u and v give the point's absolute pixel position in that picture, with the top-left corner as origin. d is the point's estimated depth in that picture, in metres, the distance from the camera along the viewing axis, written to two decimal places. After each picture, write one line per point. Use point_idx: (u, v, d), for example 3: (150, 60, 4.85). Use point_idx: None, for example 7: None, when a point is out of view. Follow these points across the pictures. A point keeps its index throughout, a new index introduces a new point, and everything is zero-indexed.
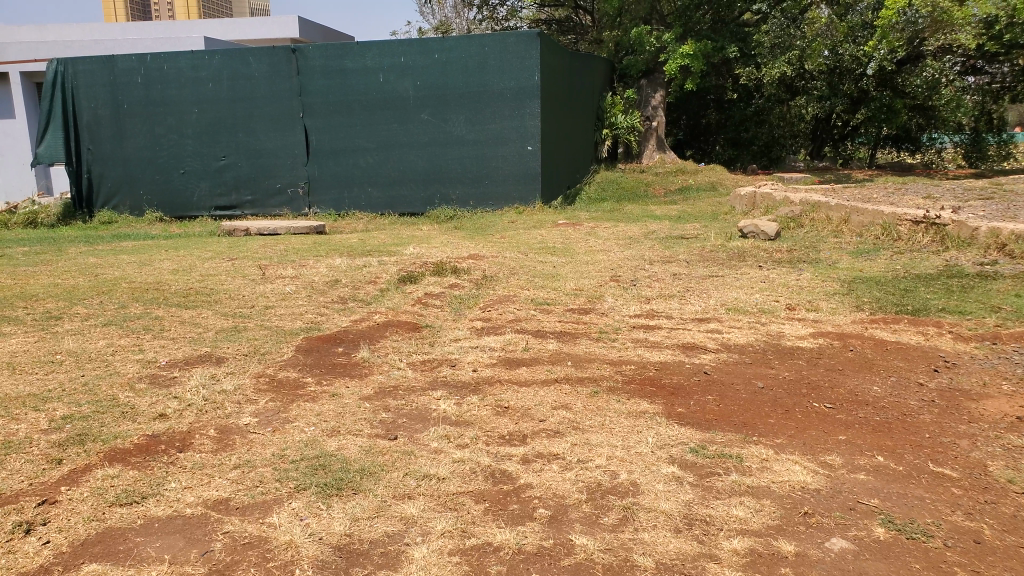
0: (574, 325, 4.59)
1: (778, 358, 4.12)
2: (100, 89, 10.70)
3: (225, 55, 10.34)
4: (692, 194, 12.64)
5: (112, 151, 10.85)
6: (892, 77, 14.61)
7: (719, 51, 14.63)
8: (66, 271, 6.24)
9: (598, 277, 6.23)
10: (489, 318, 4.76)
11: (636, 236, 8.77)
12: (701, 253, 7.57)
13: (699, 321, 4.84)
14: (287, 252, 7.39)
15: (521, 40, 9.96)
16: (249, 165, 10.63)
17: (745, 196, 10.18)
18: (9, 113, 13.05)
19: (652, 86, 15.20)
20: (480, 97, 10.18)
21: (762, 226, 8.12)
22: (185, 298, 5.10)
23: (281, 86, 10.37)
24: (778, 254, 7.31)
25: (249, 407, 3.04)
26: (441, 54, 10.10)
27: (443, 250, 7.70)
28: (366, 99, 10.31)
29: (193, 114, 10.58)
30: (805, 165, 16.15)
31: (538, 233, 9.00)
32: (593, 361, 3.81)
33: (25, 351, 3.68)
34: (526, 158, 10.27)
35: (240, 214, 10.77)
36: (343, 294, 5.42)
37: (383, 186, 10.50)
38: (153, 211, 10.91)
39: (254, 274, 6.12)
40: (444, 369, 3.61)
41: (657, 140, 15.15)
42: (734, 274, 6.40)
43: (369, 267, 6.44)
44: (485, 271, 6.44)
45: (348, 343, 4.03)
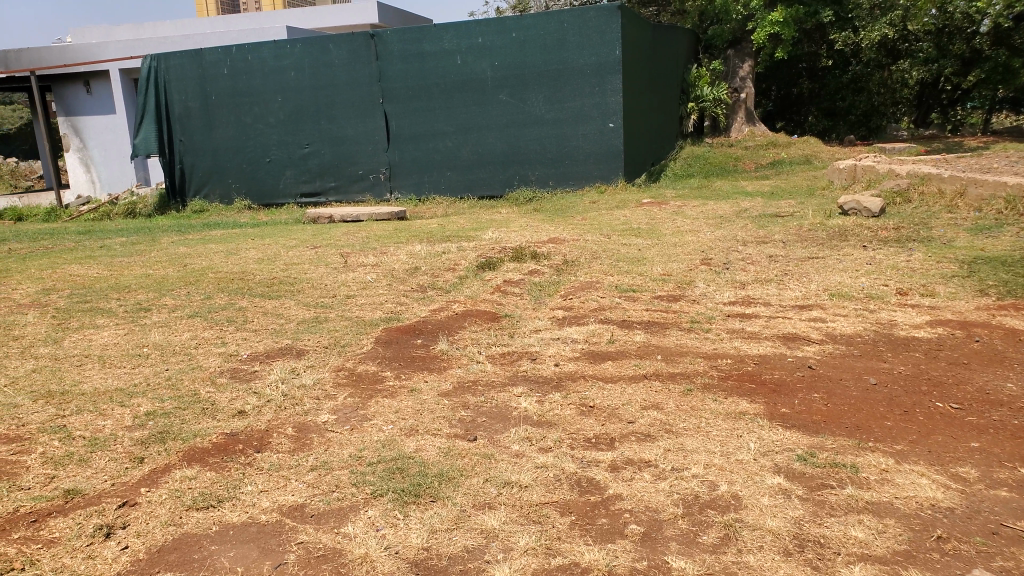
0: (660, 315, 4.36)
1: (891, 350, 3.79)
2: (190, 82, 11.03)
3: (306, 43, 10.44)
4: (784, 168, 12.02)
5: (203, 143, 11.18)
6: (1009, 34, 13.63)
7: (812, 16, 13.69)
8: (158, 261, 6.43)
9: (686, 261, 5.94)
10: (571, 307, 4.57)
11: (726, 215, 8.37)
12: (798, 232, 7.13)
13: (799, 308, 4.52)
14: (369, 238, 7.40)
15: (601, 13, 9.63)
16: (331, 152, 10.73)
17: (845, 169, 9.56)
18: (111, 109, 13.75)
19: (740, 57, 14.49)
20: (559, 74, 9.91)
21: (865, 203, 7.58)
22: (269, 288, 5.14)
23: (360, 72, 10.39)
24: (884, 232, 6.80)
25: (328, 403, 2.96)
26: (518, 33, 9.87)
27: (524, 233, 7.55)
28: (444, 81, 10.21)
29: (277, 103, 10.76)
30: (910, 134, 15.06)
31: (622, 213, 8.72)
32: (685, 356, 3.58)
33: (115, 343, 3.75)
34: (607, 136, 9.95)
35: (324, 200, 10.91)
36: (422, 282, 5.34)
37: (463, 169, 10.41)
38: (241, 199, 11.19)
39: (335, 262, 6.13)
40: (524, 363, 3.46)
41: (746, 112, 14.45)
42: (835, 255, 5.97)
43: (449, 254, 6.36)
44: (567, 256, 6.25)
45: (427, 334, 3.93)
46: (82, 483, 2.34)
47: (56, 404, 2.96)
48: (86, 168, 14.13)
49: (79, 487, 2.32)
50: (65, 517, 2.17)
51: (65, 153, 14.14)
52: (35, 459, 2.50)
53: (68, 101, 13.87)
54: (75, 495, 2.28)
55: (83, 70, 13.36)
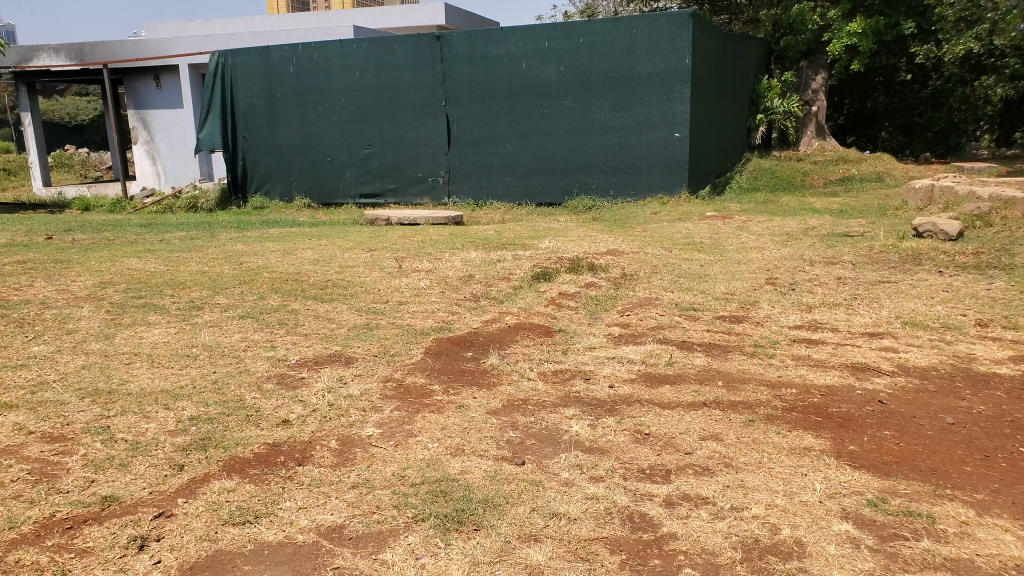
0: (721, 337, 4.20)
1: (970, 386, 3.53)
2: (257, 80, 11.24)
3: (374, 44, 10.54)
4: (854, 185, 11.60)
5: (268, 140, 11.37)
6: None
7: (892, 28, 13.37)
8: (215, 259, 6.53)
9: (750, 280, 5.73)
10: (628, 324, 4.44)
11: (792, 232, 8.08)
12: (868, 254, 6.82)
13: (869, 337, 4.29)
14: (425, 243, 7.38)
15: (671, 21, 9.48)
16: (392, 153, 10.79)
17: (920, 189, 9.14)
18: (178, 102, 14.12)
19: (813, 68, 14.17)
20: (625, 82, 9.77)
21: (942, 225, 7.21)
22: (322, 291, 5.15)
23: (425, 74, 10.44)
24: (961, 257, 6.44)
25: (374, 416, 2.91)
26: (586, 38, 9.77)
27: (581, 244, 7.42)
28: (508, 86, 10.17)
29: (342, 103, 10.88)
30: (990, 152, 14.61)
31: (683, 226, 8.51)
32: (747, 383, 3.42)
33: (165, 343, 3.83)
34: (672, 146, 9.76)
35: (383, 201, 10.98)
36: (476, 291, 5.27)
37: (522, 175, 10.34)
38: (302, 197, 11.35)
39: (390, 267, 6.12)
40: (578, 383, 3.36)
41: (817, 126, 14.14)
42: (908, 280, 5.68)
43: (504, 262, 6.28)
44: (624, 269, 6.10)
45: (478, 347, 3.84)
46: (119, 491, 2.33)
47: (101, 404, 2.99)
48: (152, 160, 14.57)
49: (117, 495, 2.31)
50: (100, 526, 2.16)
51: (134, 146, 14.61)
52: (75, 461, 2.51)
53: (138, 94, 14.35)
54: (111, 502, 2.28)
55: (154, 62, 13.83)
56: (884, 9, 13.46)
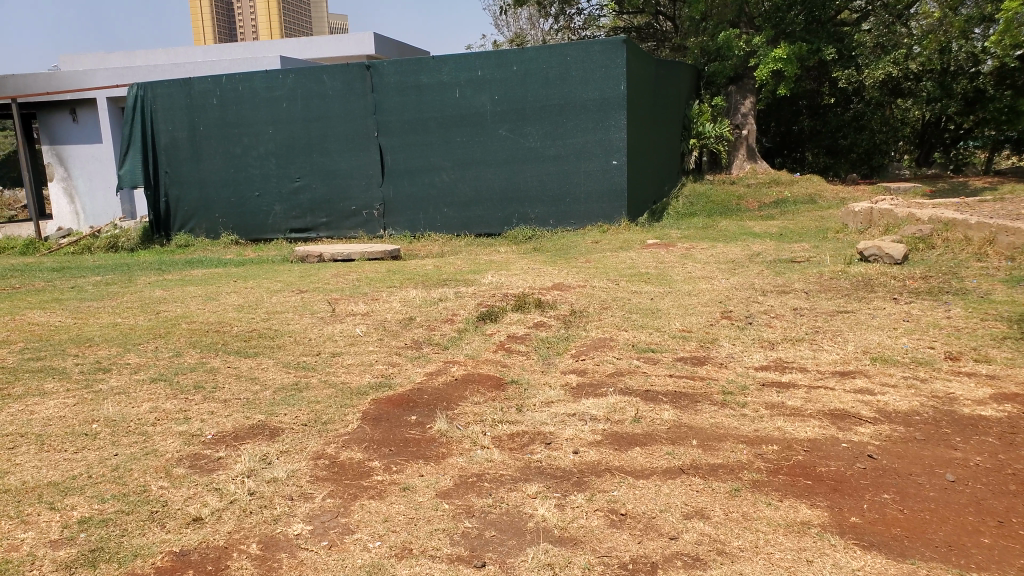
0: (686, 384, 3.83)
1: (959, 434, 3.23)
2: (177, 112, 10.61)
3: (299, 73, 10.06)
4: (790, 208, 11.62)
5: (190, 174, 10.73)
6: (1012, 74, 13.81)
7: (814, 53, 13.40)
8: (128, 307, 5.93)
9: (705, 314, 5.46)
10: (584, 371, 4.06)
11: (738, 260, 7.93)
12: (818, 281, 6.66)
13: (841, 376, 3.98)
14: (360, 281, 6.91)
15: (604, 48, 9.30)
16: (323, 186, 10.28)
17: (861, 212, 9.08)
18: (97, 138, 13.35)
19: (741, 93, 14.27)
20: (561, 110, 9.52)
21: (887, 249, 7.14)
22: (247, 343, 4.64)
23: (354, 104, 10.00)
24: (912, 283, 6.33)
25: (304, 506, 2.50)
26: (519, 66, 9.51)
27: (527, 277, 7.07)
28: (442, 115, 9.81)
29: (267, 134, 10.33)
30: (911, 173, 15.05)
31: (628, 256, 8.28)
32: (726, 440, 3.07)
33: (61, 418, 3.29)
34: (611, 174, 9.53)
35: (315, 236, 10.43)
36: (417, 337, 4.82)
37: (460, 206, 9.96)
38: (228, 233, 10.71)
39: (321, 310, 5.63)
40: (537, 450, 2.94)
41: (748, 149, 14.21)
42: (865, 309, 5.50)
43: (445, 301, 5.85)
44: (574, 305, 5.76)
45: (422, 409, 3.38)
46: None
47: None
48: (69, 199, 13.63)
49: None
50: None
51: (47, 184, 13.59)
52: None
53: (52, 130, 13.41)
54: None
55: (69, 97, 12.96)
56: (806, 36, 13.55)
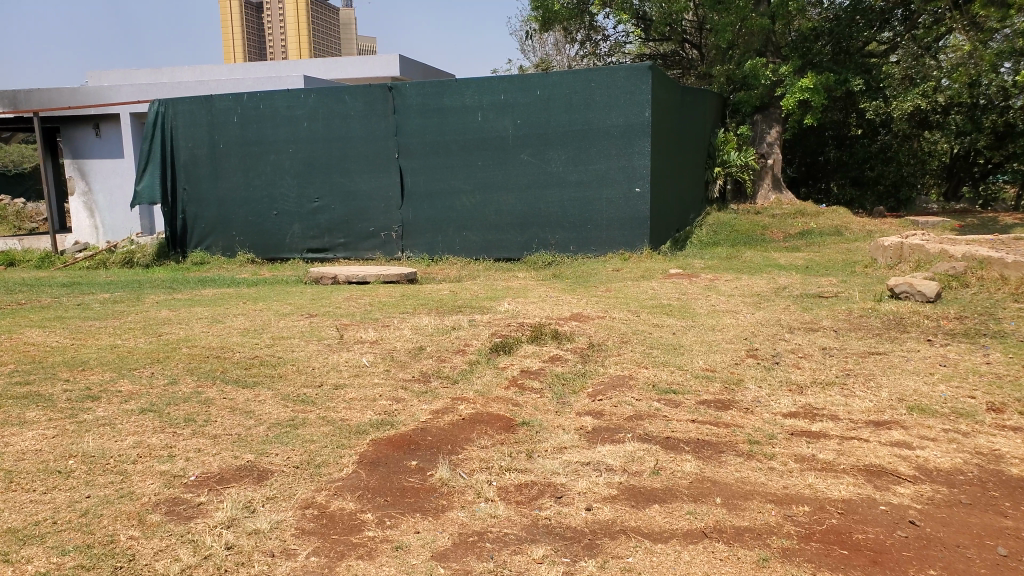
0: (710, 432, 3.60)
1: (1009, 499, 2.97)
2: (199, 130, 10.59)
3: (321, 93, 9.99)
4: (815, 238, 11.34)
5: (210, 192, 10.68)
6: None
7: (841, 84, 13.33)
8: (130, 328, 5.77)
9: (729, 352, 5.22)
10: (601, 413, 3.82)
11: (764, 293, 7.67)
12: (847, 319, 6.41)
13: (875, 427, 3.72)
14: (371, 306, 6.73)
15: (629, 75, 9.15)
16: (342, 207, 10.17)
17: (890, 247, 8.78)
18: (119, 152, 13.35)
19: (767, 122, 14.04)
20: (583, 135, 9.36)
21: (919, 286, 6.85)
22: (247, 372, 4.46)
23: (376, 126, 9.91)
24: (946, 323, 6.05)
25: (286, 565, 2.30)
26: (542, 91, 9.38)
27: (543, 305, 6.87)
28: (463, 138, 9.69)
29: (288, 153, 10.26)
30: (939, 207, 14.63)
31: (650, 286, 8.05)
32: (752, 499, 2.84)
33: (36, 451, 3.12)
34: (633, 202, 9.32)
35: (332, 256, 10.31)
36: (426, 369, 4.61)
37: (479, 229, 9.80)
38: (246, 252, 10.62)
39: (329, 337, 5.45)
40: (546, 506, 2.73)
41: (773, 178, 14.03)
42: (898, 351, 5.24)
43: (459, 330, 5.66)
44: (592, 337, 5.55)
45: (424, 453, 3.18)
46: None
47: None
48: (90, 213, 13.66)
49: None
50: None
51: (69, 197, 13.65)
52: None
53: (75, 143, 13.46)
54: None
55: (93, 111, 13.00)
56: (833, 66, 13.56)
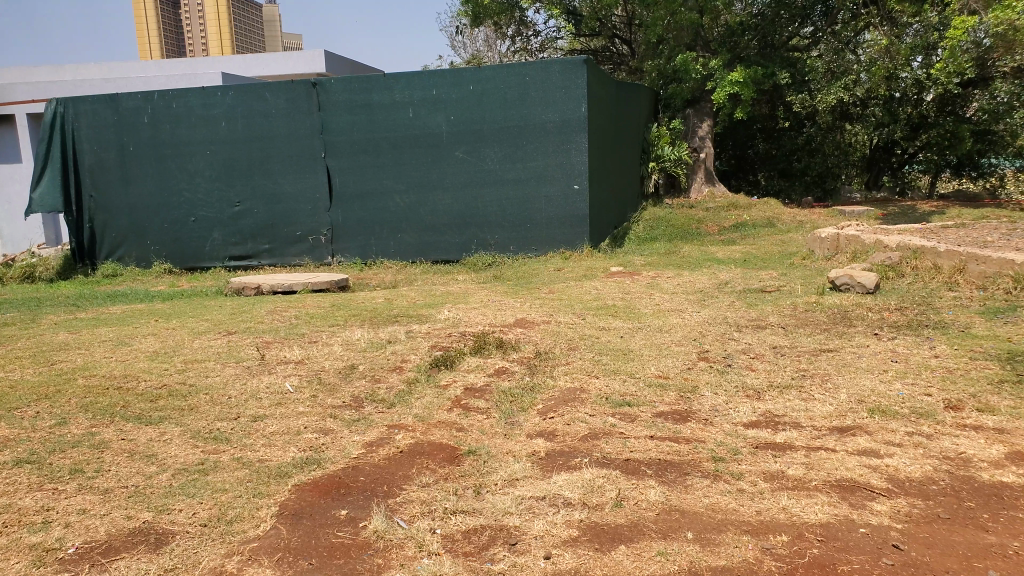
0: (671, 451, 3.33)
1: (986, 510, 2.74)
2: (106, 132, 9.81)
3: (240, 91, 9.38)
4: (748, 231, 11.34)
5: (121, 198, 9.92)
6: (953, 101, 13.88)
7: (768, 77, 13.61)
8: (21, 357, 5.15)
9: (680, 356, 4.99)
10: (553, 435, 3.50)
11: (705, 289, 7.50)
12: (793, 314, 6.28)
13: (840, 434, 3.51)
14: (298, 320, 6.24)
15: (565, 68, 8.86)
16: (267, 211, 9.58)
17: (827, 239, 8.79)
18: (16, 157, 12.32)
19: (698, 116, 14.04)
20: (519, 131, 9.05)
21: (858, 277, 6.83)
22: (153, 405, 3.96)
23: (300, 124, 9.35)
24: (890, 315, 5.97)
25: None
26: (476, 86, 9.02)
27: (483, 312, 6.53)
28: (393, 135, 9.24)
29: (206, 156, 9.61)
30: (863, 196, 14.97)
31: (591, 285, 7.79)
32: (724, 530, 2.56)
33: None
34: (572, 199, 9.06)
35: (256, 264, 9.71)
36: (359, 392, 4.19)
37: (413, 231, 9.37)
38: (163, 262, 9.92)
39: (249, 358, 4.96)
40: (499, 558, 2.42)
41: (706, 172, 14.01)
42: (849, 348, 5.12)
43: (395, 344, 5.25)
44: (539, 345, 5.23)
45: (355, 500, 2.82)
46: None
47: None
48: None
49: None
50: None
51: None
52: None
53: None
54: None
55: None
56: (760, 60, 13.78)
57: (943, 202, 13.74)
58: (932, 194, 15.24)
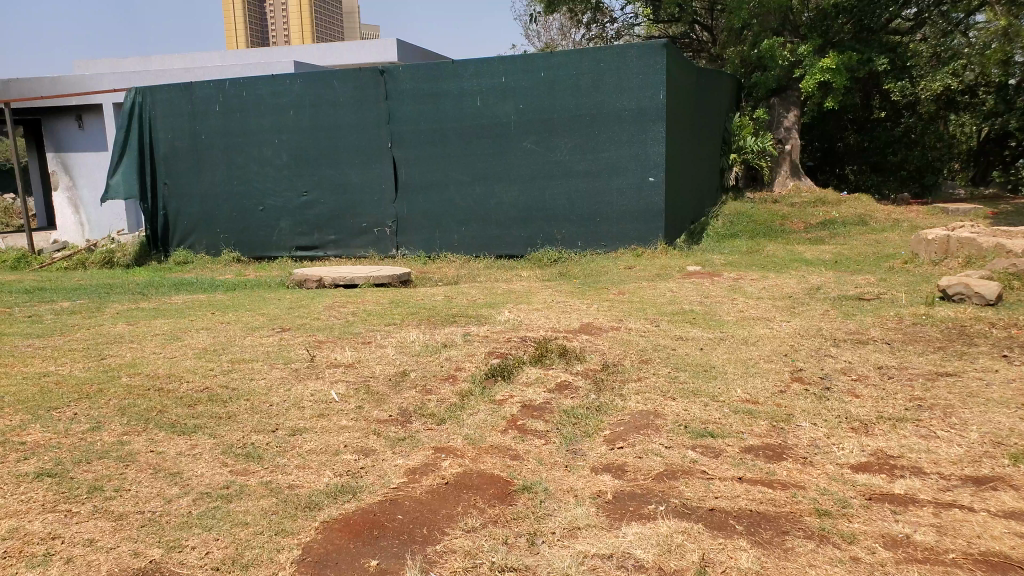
0: (766, 500, 2.79)
1: None
2: (181, 120, 9.79)
3: (308, 79, 9.18)
4: (838, 229, 10.47)
5: (193, 186, 9.90)
6: None
7: (864, 64, 12.48)
8: (69, 349, 4.95)
9: (770, 376, 4.40)
10: (623, 471, 3.03)
11: (796, 295, 6.83)
12: (898, 328, 5.56)
13: (977, 488, 2.93)
14: (354, 317, 5.91)
15: (640, 55, 8.28)
16: (333, 201, 9.37)
17: (935, 240, 7.93)
18: (101, 144, 12.58)
19: (784, 106, 13.15)
20: (591, 121, 8.51)
21: (976, 287, 6.06)
22: (189, 412, 3.68)
23: (367, 113, 9.09)
24: (1016, 332, 5.23)
25: None
26: (546, 73, 8.54)
27: (549, 314, 6.05)
28: (461, 126, 8.86)
29: (275, 145, 9.46)
30: (967, 194, 13.82)
31: (666, 287, 7.22)
32: None
33: None
34: (646, 193, 8.47)
35: (322, 254, 9.52)
36: (407, 405, 3.78)
37: (479, 224, 8.98)
38: (231, 251, 9.85)
39: (297, 359, 4.64)
40: None
41: (792, 165, 13.13)
42: (972, 372, 4.44)
43: (451, 348, 4.83)
44: (607, 356, 4.73)
45: (386, 546, 2.42)
46: None
47: None
48: (75, 209, 12.88)
49: None
50: None
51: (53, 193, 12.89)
52: None
53: (56, 136, 12.70)
54: None
55: (76, 102, 12.19)
56: (855, 44, 12.70)
57: None
58: None
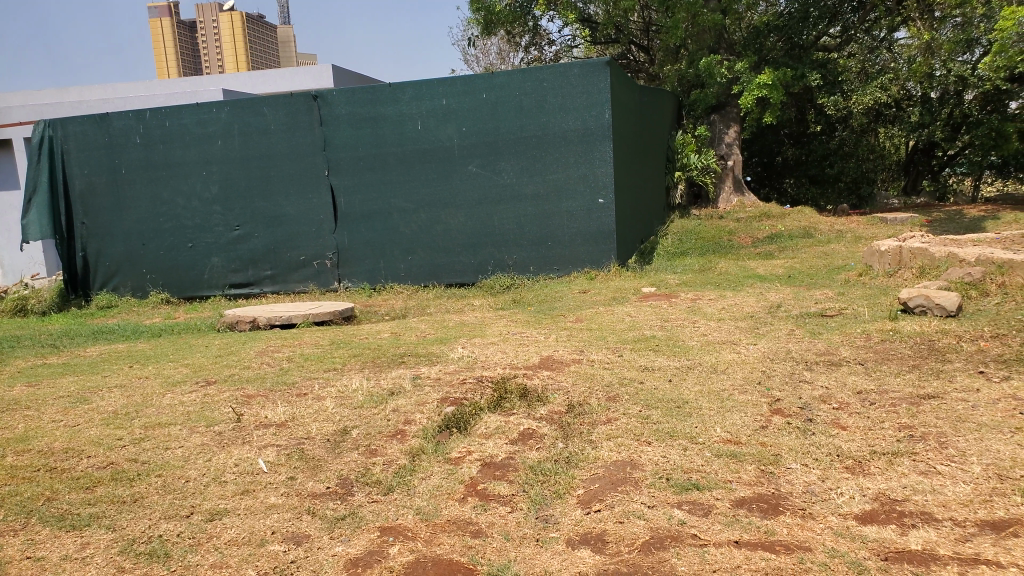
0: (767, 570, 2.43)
1: None
2: (97, 154, 9.08)
3: (236, 106, 8.61)
4: (783, 241, 10.36)
5: (115, 224, 9.18)
6: (998, 96, 12.43)
7: (798, 80, 12.48)
8: None
9: (749, 410, 4.04)
10: (602, 543, 2.65)
11: (756, 315, 6.56)
12: (868, 346, 5.30)
13: (996, 535, 2.62)
14: (290, 364, 5.37)
15: (583, 72, 7.97)
16: (269, 234, 8.78)
17: (888, 251, 7.81)
18: (16, 184, 11.51)
19: (725, 121, 13.10)
20: (537, 142, 8.16)
21: (937, 299, 5.87)
22: (86, 498, 3.12)
23: (300, 141, 8.56)
24: (989, 345, 5.02)
25: None
26: (488, 94, 8.16)
27: (504, 348, 5.61)
28: (401, 150, 8.42)
29: (203, 177, 8.84)
30: (900, 203, 13.78)
31: (621, 311, 6.87)
32: None
33: None
34: (596, 214, 8.14)
35: (257, 291, 8.89)
36: (347, 472, 3.29)
37: (424, 251, 8.51)
38: (159, 291, 9.14)
39: (223, 421, 4.07)
40: None
41: (735, 181, 13.09)
42: (958, 393, 4.16)
43: (398, 397, 4.33)
44: (571, 396, 4.30)
45: None
46: None
47: None
48: None
49: None
50: None
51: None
52: None
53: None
54: None
55: None
56: (788, 61, 12.66)
57: (991, 206, 12.63)
58: (978, 198, 14.00)
